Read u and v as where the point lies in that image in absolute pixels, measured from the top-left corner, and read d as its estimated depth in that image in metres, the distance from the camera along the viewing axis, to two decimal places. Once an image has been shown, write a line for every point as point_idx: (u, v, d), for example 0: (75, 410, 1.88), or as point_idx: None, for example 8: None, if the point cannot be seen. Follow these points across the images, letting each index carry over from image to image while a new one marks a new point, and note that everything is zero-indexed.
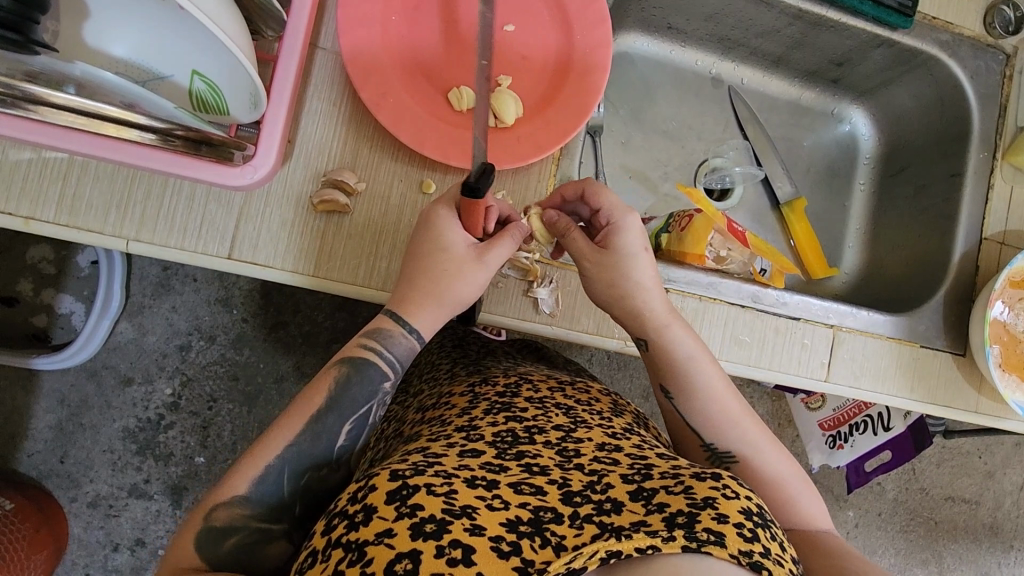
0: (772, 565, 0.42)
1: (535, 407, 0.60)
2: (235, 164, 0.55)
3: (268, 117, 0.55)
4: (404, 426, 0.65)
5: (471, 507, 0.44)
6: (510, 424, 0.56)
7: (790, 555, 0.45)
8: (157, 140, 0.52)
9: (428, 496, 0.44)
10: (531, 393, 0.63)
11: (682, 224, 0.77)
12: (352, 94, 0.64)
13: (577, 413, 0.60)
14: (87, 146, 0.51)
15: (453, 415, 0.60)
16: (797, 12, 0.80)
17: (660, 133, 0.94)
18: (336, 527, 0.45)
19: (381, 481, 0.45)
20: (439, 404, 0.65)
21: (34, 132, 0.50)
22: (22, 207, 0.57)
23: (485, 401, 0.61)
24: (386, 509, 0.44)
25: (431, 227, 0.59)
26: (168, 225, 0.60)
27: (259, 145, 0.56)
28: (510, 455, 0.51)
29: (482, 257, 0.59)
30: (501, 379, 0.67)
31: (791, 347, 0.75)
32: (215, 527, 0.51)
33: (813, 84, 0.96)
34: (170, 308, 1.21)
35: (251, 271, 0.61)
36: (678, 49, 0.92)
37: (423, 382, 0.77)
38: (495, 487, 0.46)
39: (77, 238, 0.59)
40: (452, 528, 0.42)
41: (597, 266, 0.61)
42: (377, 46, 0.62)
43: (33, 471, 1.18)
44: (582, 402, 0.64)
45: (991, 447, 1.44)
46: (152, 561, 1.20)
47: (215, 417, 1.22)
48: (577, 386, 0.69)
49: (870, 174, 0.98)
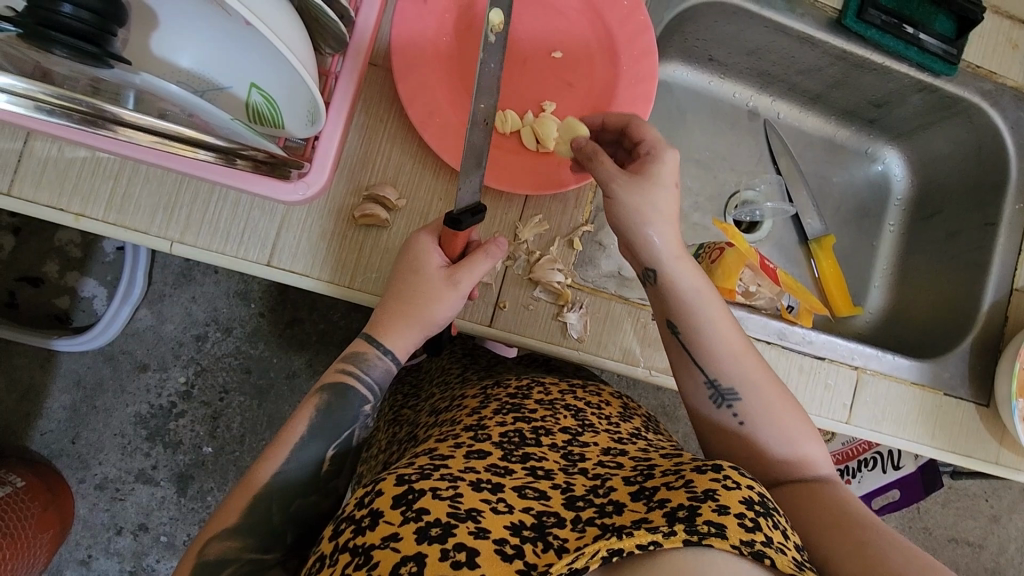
0: (774, 554, 0.41)
1: (544, 409, 0.61)
2: (288, 179, 0.58)
3: (323, 139, 0.58)
4: (416, 429, 0.66)
5: (475, 510, 0.44)
6: (518, 424, 0.57)
7: (793, 542, 0.44)
8: (219, 157, 0.53)
9: (433, 500, 0.44)
10: (542, 396, 0.64)
11: (713, 255, 0.77)
12: (399, 111, 0.65)
13: (586, 417, 0.61)
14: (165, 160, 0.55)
15: (463, 415, 0.61)
16: (840, 53, 0.79)
17: (693, 161, 0.93)
18: (344, 532, 0.45)
19: (387, 486, 0.46)
20: (452, 406, 0.66)
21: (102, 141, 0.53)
22: (74, 203, 0.58)
23: (496, 402, 0.62)
24: (391, 514, 0.44)
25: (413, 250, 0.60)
26: (211, 230, 0.60)
27: (313, 162, 0.58)
28: (515, 458, 0.52)
29: (452, 278, 0.59)
30: (513, 382, 0.68)
31: (814, 386, 0.75)
32: (208, 562, 0.51)
33: (849, 123, 0.96)
34: (190, 298, 1.22)
35: (289, 280, 0.62)
36: (716, 80, 0.92)
37: (433, 387, 0.78)
38: (500, 491, 0.47)
39: (124, 238, 0.59)
40: (457, 531, 0.42)
41: (626, 186, 0.58)
42: (428, 68, 0.63)
43: (44, 449, 1.20)
44: (592, 404, 0.65)
45: (999, 491, 1.42)
46: (154, 547, 1.21)
47: (226, 408, 1.23)
48: (588, 389, 0.70)
49: (901, 217, 0.98)
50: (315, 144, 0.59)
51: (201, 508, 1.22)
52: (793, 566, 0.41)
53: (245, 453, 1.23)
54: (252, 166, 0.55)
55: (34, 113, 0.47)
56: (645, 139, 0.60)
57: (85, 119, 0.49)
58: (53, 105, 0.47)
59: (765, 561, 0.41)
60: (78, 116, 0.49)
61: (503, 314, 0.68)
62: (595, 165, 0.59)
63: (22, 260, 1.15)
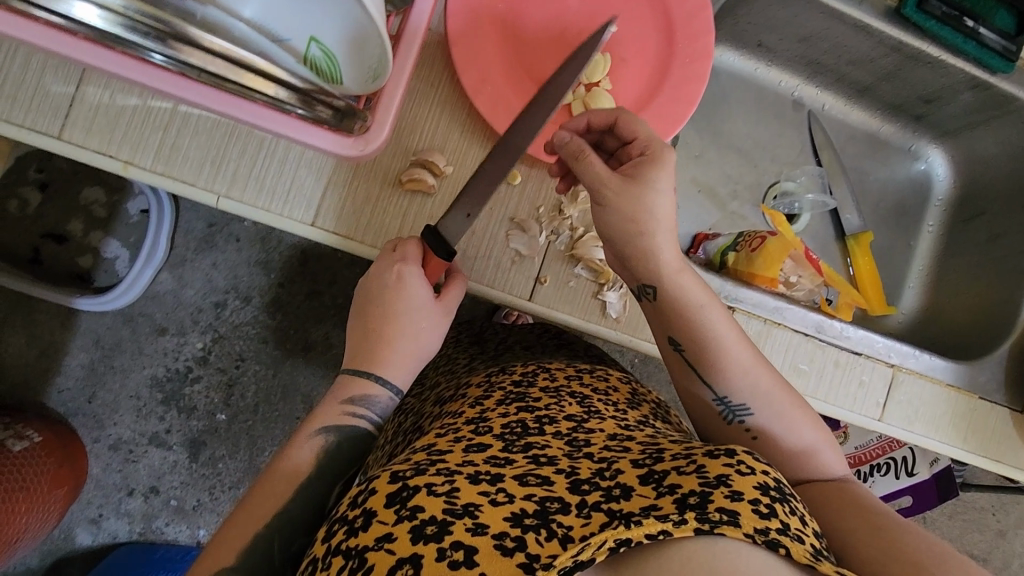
0: (789, 543, 0.41)
1: (549, 396, 0.60)
2: (349, 135, 0.57)
3: (387, 92, 0.57)
4: (424, 419, 0.66)
5: (474, 504, 0.44)
6: (520, 414, 0.57)
7: (810, 529, 0.44)
8: (295, 97, 0.54)
9: (428, 497, 0.44)
10: (547, 383, 0.64)
11: (753, 244, 0.76)
12: (451, 78, 0.64)
13: (591, 403, 0.61)
14: (226, 106, 0.54)
15: (467, 406, 0.61)
16: (896, 44, 0.77)
17: (735, 149, 0.92)
18: (336, 533, 0.46)
19: (382, 484, 0.46)
20: (456, 396, 0.66)
21: (167, 82, 0.53)
22: (122, 150, 0.57)
23: (501, 390, 0.63)
24: (386, 513, 0.44)
25: (401, 288, 0.59)
26: (258, 186, 0.59)
27: (376, 116, 0.58)
28: (517, 448, 0.51)
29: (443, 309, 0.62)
30: (518, 368, 0.68)
31: (849, 381, 0.74)
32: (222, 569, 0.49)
33: (895, 118, 0.94)
34: (211, 264, 1.22)
35: (335, 242, 0.62)
36: (763, 67, 0.90)
37: (439, 373, 0.78)
38: (500, 481, 0.46)
39: (170, 190, 0.58)
40: (454, 529, 0.42)
41: (619, 193, 0.55)
42: (483, 34, 0.62)
43: (61, 406, 1.21)
44: (598, 392, 0.65)
45: (1007, 506, 1.41)
46: (164, 511, 1.24)
47: (241, 376, 1.24)
48: (595, 373, 0.70)
49: (940, 218, 0.96)
50: (377, 101, 0.57)
51: (212, 475, 1.24)
52: (810, 556, 0.41)
53: (258, 422, 1.24)
54: (330, 113, 0.57)
55: (122, 30, 0.49)
56: (637, 136, 0.58)
57: (161, 38, 0.49)
58: (140, 22, 0.48)
59: (780, 549, 0.40)
60: (159, 35, 0.49)
61: (543, 289, 0.67)
62: (585, 165, 0.56)
63: (47, 215, 1.16)
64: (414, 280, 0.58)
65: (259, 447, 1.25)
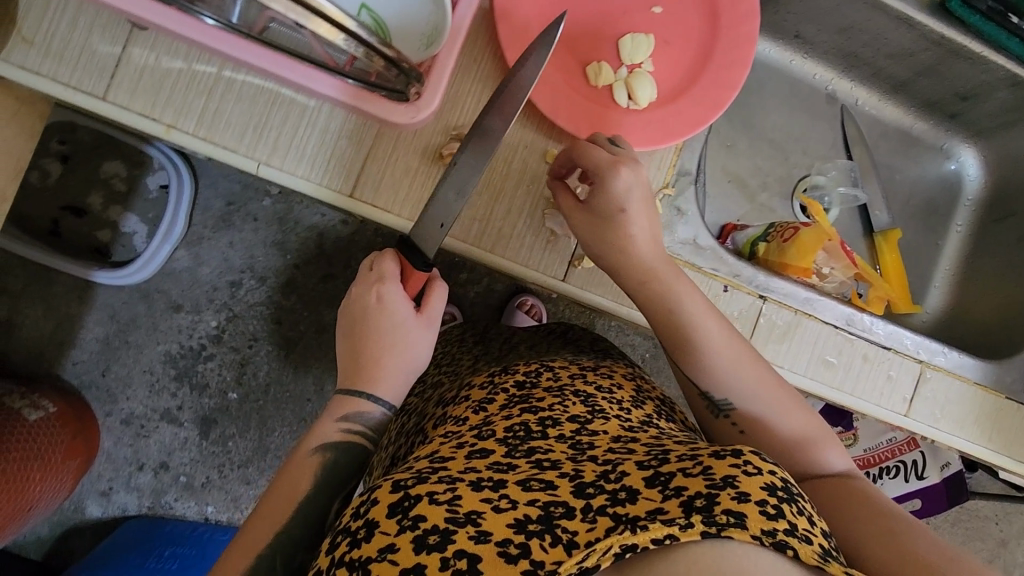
0: (797, 543, 0.40)
1: (552, 396, 0.59)
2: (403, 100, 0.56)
3: (443, 53, 0.56)
4: (425, 422, 0.65)
5: (476, 513, 0.43)
6: (524, 417, 0.56)
7: (819, 529, 0.43)
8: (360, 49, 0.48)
9: (429, 506, 0.44)
10: (551, 382, 0.63)
11: (786, 235, 0.76)
12: (493, 53, 0.64)
13: (596, 401, 0.60)
14: (277, 66, 0.54)
15: (469, 409, 0.60)
16: (938, 38, 0.76)
17: (766, 141, 0.91)
18: (339, 546, 0.45)
19: (383, 494, 0.46)
20: (458, 399, 0.65)
21: (220, 40, 0.52)
22: (166, 113, 0.57)
23: (503, 393, 0.61)
24: (387, 524, 0.44)
25: (383, 306, 0.62)
26: (299, 154, 0.59)
27: (428, 83, 0.56)
28: (519, 453, 0.50)
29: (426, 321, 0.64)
30: (521, 366, 0.66)
31: (877, 375, 0.74)
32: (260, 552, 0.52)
33: (929, 115, 0.93)
34: (228, 243, 1.22)
35: (372, 213, 0.61)
36: (798, 58, 0.90)
37: (442, 372, 0.78)
38: (502, 487, 0.46)
39: (211, 154, 0.58)
40: (456, 537, 0.42)
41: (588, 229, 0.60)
42: (530, 10, 0.63)
43: (75, 378, 1.22)
44: (603, 389, 0.64)
45: (1010, 515, 1.41)
46: (173, 487, 1.24)
47: (254, 356, 1.24)
48: (598, 370, 0.68)
49: (970, 218, 0.95)
50: (430, 67, 0.57)
51: (222, 453, 1.25)
52: (817, 556, 0.40)
53: (269, 402, 1.25)
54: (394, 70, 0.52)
55: None
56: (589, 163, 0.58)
57: None
58: None
59: (788, 551, 0.39)
60: None
61: (577, 271, 0.67)
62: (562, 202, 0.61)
63: (67, 187, 1.15)
64: (395, 295, 0.61)
65: (269, 428, 1.26)
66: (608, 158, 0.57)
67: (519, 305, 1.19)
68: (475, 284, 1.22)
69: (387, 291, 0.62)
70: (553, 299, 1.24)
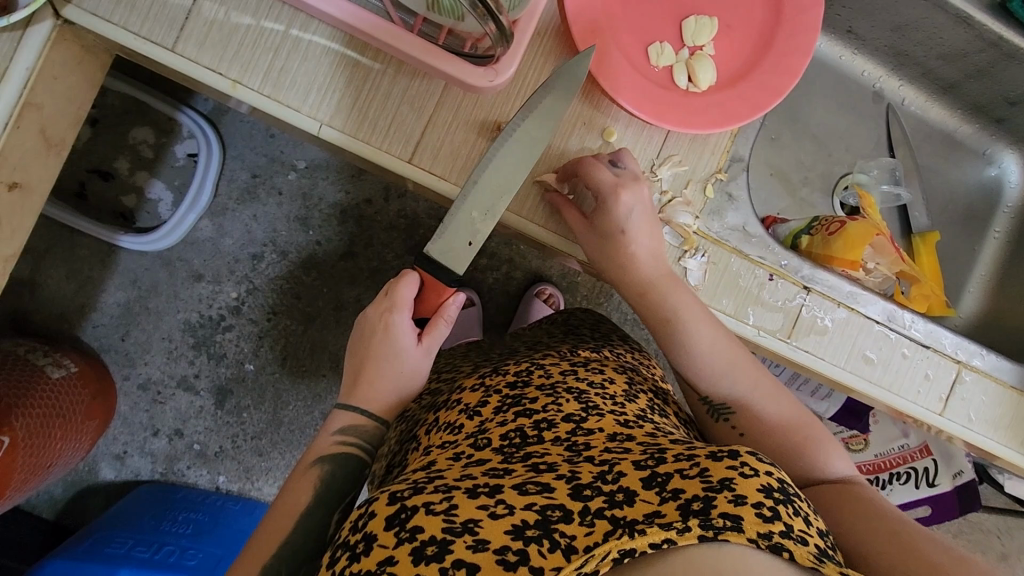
0: (793, 545, 0.40)
1: (545, 396, 0.59)
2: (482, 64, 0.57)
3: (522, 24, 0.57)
4: (418, 427, 0.63)
5: (473, 520, 0.44)
6: (519, 421, 0.56)
7: (816, 529, 0.43)
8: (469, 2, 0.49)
9: (428, 516, 0.45)
10: (543, 381, 0.62)
11: (831, 228, 0.76)
12: (558, 29, 0.64)
13: (589, 397, 0.59)
14: (355, 17, 0.56)
15: (462, 414, 0.60)
16: (995, 39, 0.76)
17: (809, 136, 0.92)
18: (339, 559, 0.47)
19: (381, 506, 0.47)
20: (451, 404, 0.62)
21: None
22: (233, 69, 0.59)
23: (495, 394, 0.61)
24: (386, 536, 0.45)
25: (389, 333, 0.64)
26: (360, 115, 0.61)
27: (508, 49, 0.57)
28: (516, 459, 0.51)
29: (427, 348, 0.66)
30: (512, 367, 0.66)
31: (914, 373, 0.74)
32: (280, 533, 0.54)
33: (975, 119, 0.92)
34: (251, 216, 1.21)
35: (425, 179, 0.62)
36: (847, 55, 0.90)
37: (439, 376, 0.74)
38: (499, 493, 0.46)
39: (274, 111, 0.60)
40: (454, 547, 0.43)
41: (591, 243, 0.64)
42: None
43: (95, 341, 1.22)
44: (596, 384, 0.62)
45: (1013, 530, 1.40)
46: (186, 454, 1.25)
47: (271, 329, 1.24)
48: (589, 364, 0.67)
49: (1008, 225, 0.95)
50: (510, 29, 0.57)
51: (236, 424, 1.25)
52: (813, 557, 0.40)
53: (284, 375, 1.25)
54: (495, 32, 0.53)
55: None
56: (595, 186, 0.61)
57: None
58: None
59: (784, 553, 0.39)
60: None
61: None
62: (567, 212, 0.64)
63: (96, 150, 1.15)
64: (401, 327, 0.63)
65: (283, 401, 1.26)
66: (611, 181, 0.61)
67: (537, 294, 1.19)
68: (494, 271, 1.21)
69: (394, 320, 0.64)
70: (571, 289, 1.24)
